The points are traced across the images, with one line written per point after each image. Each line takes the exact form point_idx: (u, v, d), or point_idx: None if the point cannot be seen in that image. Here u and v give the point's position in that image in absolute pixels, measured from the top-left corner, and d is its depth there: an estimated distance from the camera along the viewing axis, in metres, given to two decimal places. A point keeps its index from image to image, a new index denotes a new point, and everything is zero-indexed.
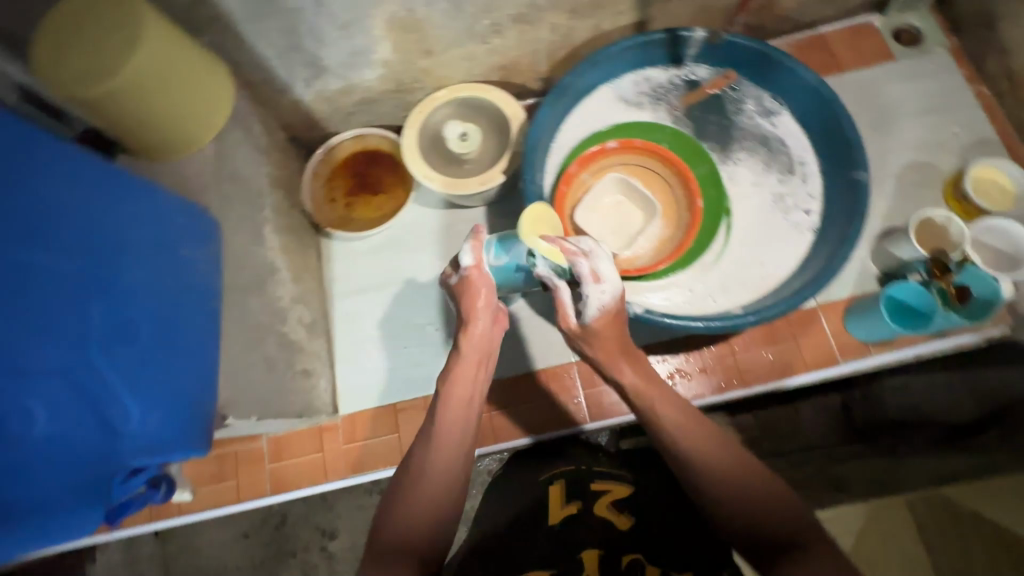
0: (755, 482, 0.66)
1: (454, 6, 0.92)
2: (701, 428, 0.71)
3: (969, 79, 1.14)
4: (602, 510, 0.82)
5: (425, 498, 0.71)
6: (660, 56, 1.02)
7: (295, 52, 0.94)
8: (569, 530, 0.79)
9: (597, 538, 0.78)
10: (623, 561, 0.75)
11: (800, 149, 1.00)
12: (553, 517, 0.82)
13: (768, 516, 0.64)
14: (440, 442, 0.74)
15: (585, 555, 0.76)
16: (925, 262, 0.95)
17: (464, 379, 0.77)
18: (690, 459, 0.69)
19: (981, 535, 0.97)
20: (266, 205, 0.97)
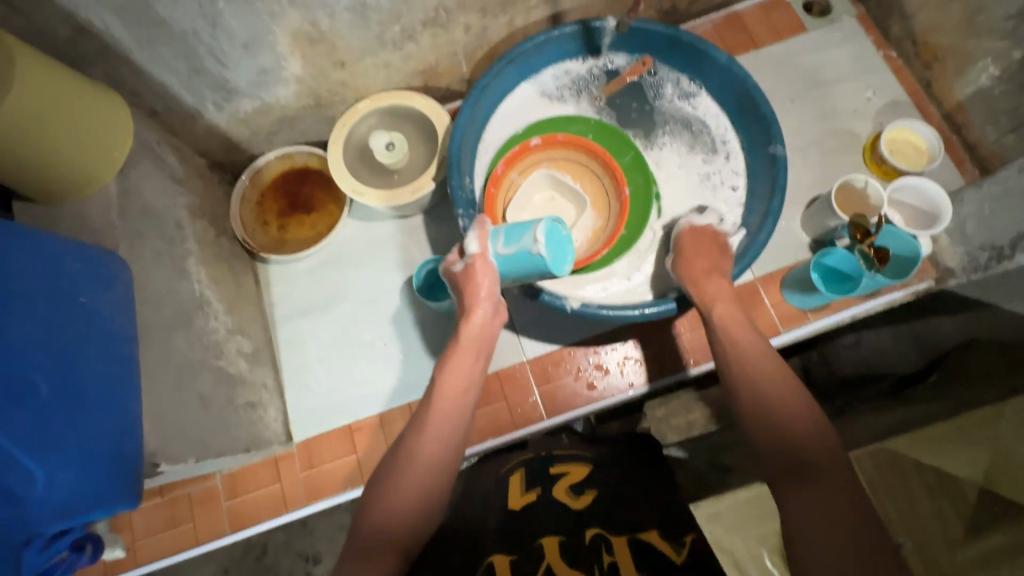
0: (797, 408, 0.66)
1: (358, 15, 0.90)
2: (760, 351, 0.72)
3: (877, 45, 1.18)
4: (564, 496, 0.76)
5: (405, 490, 0.67)
6: (577, 49, 1.03)
7: (198, 76, 0.91)
8: (529, 518, 0.73)
9: (559, 523, 0.71)
10: (586, 538, 0.68)
11: (721, 128, 1.02)
12: (511, 504, 0.76)
13: (798, 453, 0.62)
14: (429, 430, 0.71)
15: (545, 540, 0.68)
16: (848, 227, 0.98)
17: (460, 373, 0.76)
18: (741, 371, 0.71)
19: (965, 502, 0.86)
20: (189, 237, 0.93)
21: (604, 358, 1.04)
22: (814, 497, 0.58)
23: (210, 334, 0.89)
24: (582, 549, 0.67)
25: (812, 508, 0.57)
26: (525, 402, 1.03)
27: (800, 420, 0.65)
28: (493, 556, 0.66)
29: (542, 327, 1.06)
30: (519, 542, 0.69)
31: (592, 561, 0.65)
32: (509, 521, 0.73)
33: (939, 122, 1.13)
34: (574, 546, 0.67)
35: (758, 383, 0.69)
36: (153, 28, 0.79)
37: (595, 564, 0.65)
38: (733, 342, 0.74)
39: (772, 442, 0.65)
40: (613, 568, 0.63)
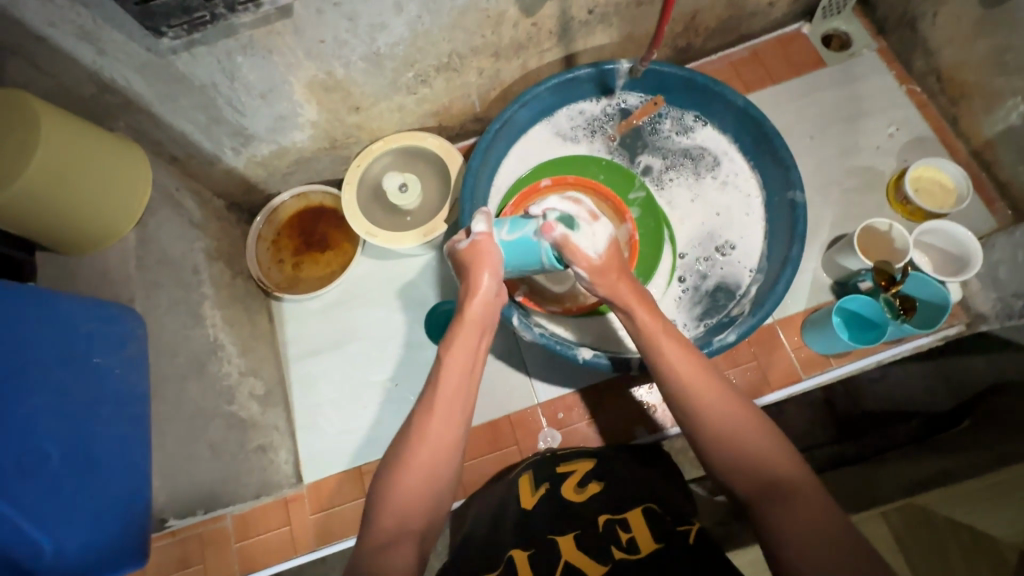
0: (754, 431, 0.62)
1: (373, 64, 0.91)
2: (708, 375, 0.67)
3: (900, 80, 1.15)
4: (570, 493, 0.70)
5: (419, 471, 0.64)
6: (591, 90, 1.02)
7: (217, 125, 0.93)
8: (537, 518, 0.67)
9: (567, 518, 0.66)
10: (599, 524, 0.63)
11: (737, 170, 0.99)
12: (525, 504, 0.70)
13: (765, 470, 0.60)
14: (437, 410, 0.67)
15: (558, 536, 0.63)
16: (872, 271, 0.95)
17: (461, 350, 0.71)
18: (693, 402, 0.65)
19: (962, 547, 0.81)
20: (205, 281, 0.94)
21: (618, 402, 1.02)
22: (798, 519, 0.54)
23: (223, 380, 0.89)
24: (598, 536, 0.62)
25: (798, 535, 0.54)
26: (536, 447, 1.01)
27: (763, 443, 0.61)
28: (513, 550, 0.62)
29: (554, 369, 1.05)
30: (531, 539, 0.63)
31: (610, 543, 0.60)
32: (516, 524, 0.67)
33: (966, 159, 1.10)
34: (590, 537, 0.62)
35: (713, 412, 0.64)
36: (174, 82, 0.81)
37: (613, 545, 0.60)
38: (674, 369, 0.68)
39: (743, 470, 0.61)
40: (633, 548, 0.59)
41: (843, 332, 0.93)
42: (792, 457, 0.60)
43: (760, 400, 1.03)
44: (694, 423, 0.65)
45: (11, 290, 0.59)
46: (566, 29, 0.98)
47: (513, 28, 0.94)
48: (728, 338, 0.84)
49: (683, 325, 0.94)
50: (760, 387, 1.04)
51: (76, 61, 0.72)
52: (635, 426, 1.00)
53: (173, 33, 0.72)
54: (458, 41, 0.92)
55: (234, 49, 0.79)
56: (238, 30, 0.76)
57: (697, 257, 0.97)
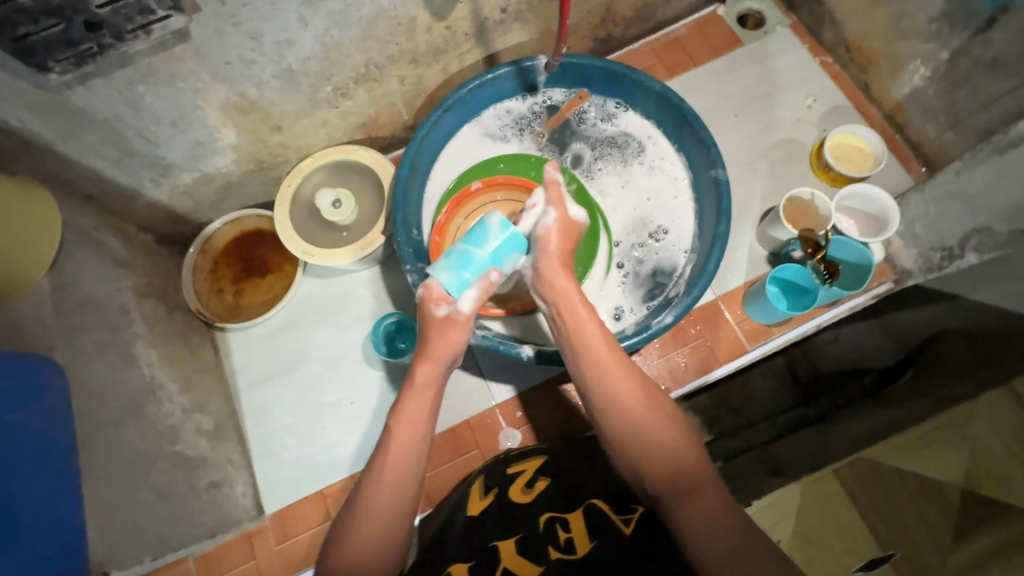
0: (670, 429, 0.64)
1: (287, 81, 0.89)
2: (632, 373, 0.68)
3: (813, 52, 1.19)
4: (518, 495, 0.70)
5: (367, 544, 0.61)
6: (514, 88, 1.02)
7: (130, 157, 0.89)
8: (484, 524, 0.67)
9: (512, 520, 0.66)
10: (541, 524, 0.64)
11: (663, 153, 1.01)
12: (471, 510, 0.70)
13: (677, 464, 0.61)
14: (392, 448, 0.66)
15: (500, 541, 0.63)
16: (798, 240, 0.98)
17: (410, 412, 0.69)
18: (616, 401, 0.66)
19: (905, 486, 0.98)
20: (136, 320, 0.91)
21: (574, 395, 1.03)
22: (706, 513, 0.56)
23: (165, 420, 0.86)
24: (537, 537, 0.62)
25: (705, 524, 0.55)
26: (498, 449, 1.01)
27: (679, 443, 0.63)
28: (452, 564, 0.60)
29: (508, 368, 1.05)
30: (474, 549, 0.63)
31: (548, 543, 0.61)
32: (462, 534, 0.66)
33: (881, 123, 1.14)
34: (530, 538, 0.63)
35: (631, 412, 0.65)
36: (74, 118, 0.78)
37: (550, 545, 0.61)
38: (601, 372, 0.68)
39: (654, 469, 0.62)
40: (570, 547, 0.60)
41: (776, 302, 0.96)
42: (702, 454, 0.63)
43: (710, 375, 1.04)
44: (614, 415, 0.66)
45: None
46: (482, 30, 0.98)
47: (427, 33, 0.93)
48: (665, 320, 0.86)
49: (627, 311, 0.95)
50: (708, 362, 1.04)
51: None
52: None
53: (61, 68, 0.70)
54: (372, 50, 0.92)
55: (134, 79, 0.77)
56: (133, 59, 0.73)
57: (633, 244, 0.98)
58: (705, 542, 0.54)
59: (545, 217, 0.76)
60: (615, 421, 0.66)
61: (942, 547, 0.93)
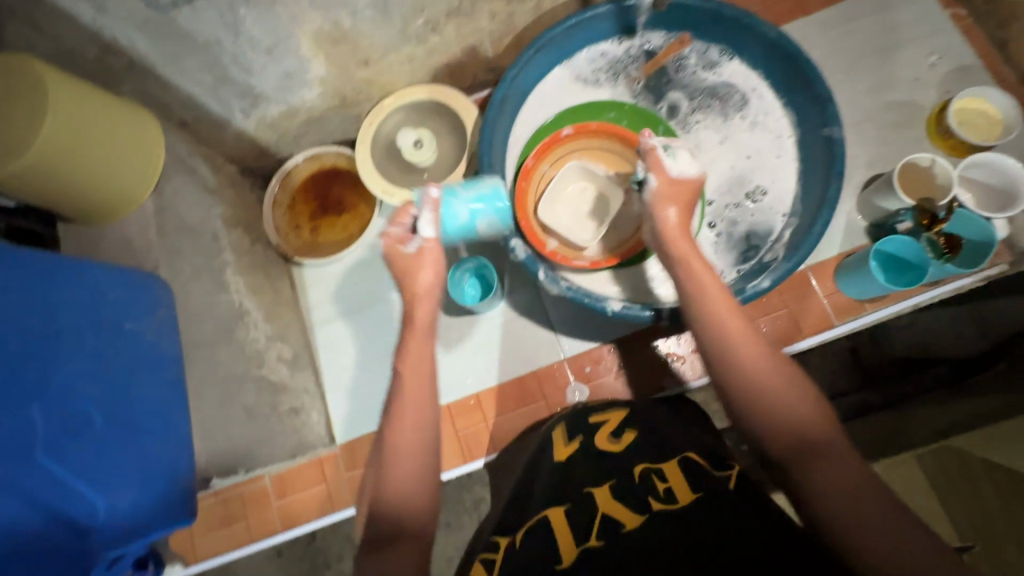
0: (795, 398, 0.58)
1: (381, 11, 0.87)
2: (748, 335, 0.62)
3: (943, 4, 1.07)
4: (605, 443, 0.69)
5: (413, 451, 0.62)
6: (610, 29, 0.96)
7: (225, 85, 0.90)
8: (573, 471, 0.67)
9: (603, 469, 0.66)
10: (636, 474, 0.63)
11: (768, 107, 0.94)
12: (558, 457, 0.71)
13: (805, 433, 0.56)
14: (407, 410, 0.64)
15: (593, 489, 0.63)
16: (912, 210, 0.91)
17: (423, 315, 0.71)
18: (737, 366, 0.61)
19: (994, 480, 0.84)
20: (226, 248, 0.93)
21: (645, 354, 1.00)
22: (838, 488, 0.52)
23: (252, 345, 0.90)
24: (634, 488, 0.61)
25: (838, 498, 0.52)
26: (565, 402, 1.01)
27: (807, 411, 0.57)
28: (549, 510, 0.62)
29: (579, 323, 1.04)
30: (569, 500, 0.63)
31: (646, 494, 0.60)
32: (555, 483, 0.66)
33: (1014, 87, 1.02)
34: (626, 488, 0.62)
35: (753, 378, 0.60)
36: (177, 40, 0.78)
37: (649, 496, 0.60)
38: (717, 337, 0.63)
39: (776, 436, 0.57)
40: (670, 498, 0.58)
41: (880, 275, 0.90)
42: (835, 424, 0.57)
43: (794, 346, 1.00)
44: (730, 384, 0.61)
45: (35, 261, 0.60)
46: None
47: None
48: (761, 284, 0.81)
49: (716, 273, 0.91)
50: (793, 333, 1.00)
51: (76, 19, 0.72)
52: (663, 376, 0.99)
53: None
54: None
55: (236, 0, 0.76)
56: None
57: (727, 204, 0.93)
58: (843, 521, 0.51)
59: (646, 185, 0.75)
60: (734, 390, 0.61)
61: None
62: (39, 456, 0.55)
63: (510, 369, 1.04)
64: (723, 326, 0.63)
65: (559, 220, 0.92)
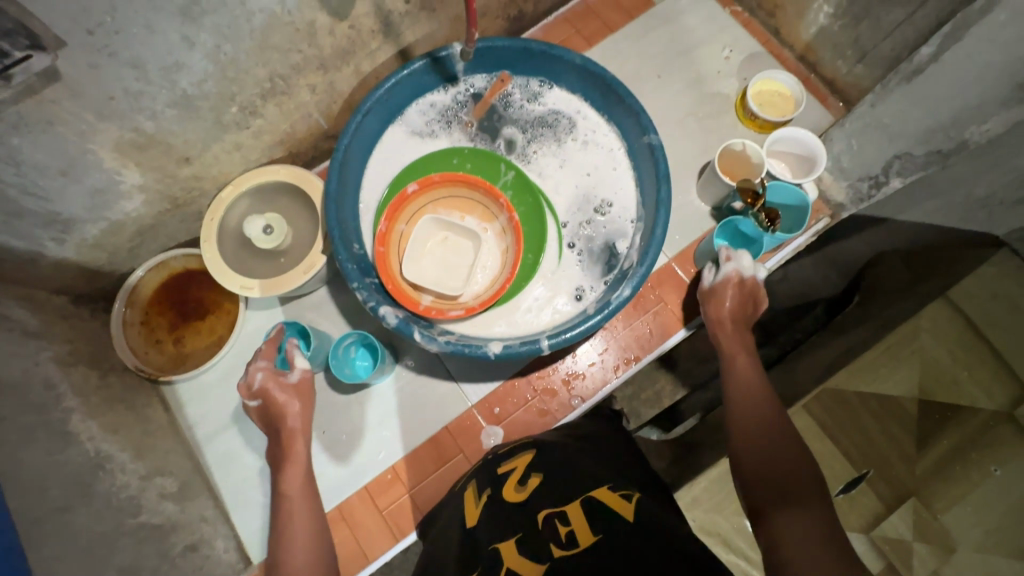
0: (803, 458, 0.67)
1: (185, 108, 0.82)
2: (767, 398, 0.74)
3: (722, 3, 1.21)
4: (512, 494, 0.68)
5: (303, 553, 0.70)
6: (433, 81, 0.99)
7: (22, 218, 0.81)
8: (480, 526, 0.66)
9: (508, 517, 0.65)
10: (540, 522, 0.61)
11: (595, 126, 1.00)
12: (468, 520, 0.68)
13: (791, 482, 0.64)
14: (291, 492, 0.76)
15: (500, 544, 0.60)
16: (737, 192, 0.99)
17: (299, 420, 0.83)
18: (753, 414, 0.73)
19: (869, 408, 1.05)
20: (65, 394, 0.83)
21: (547, 379, 1.02)
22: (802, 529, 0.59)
23: (119, 492, 0.81)
24: (537, 536, 0.59)
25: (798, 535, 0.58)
26: (482, 449, 0.99)
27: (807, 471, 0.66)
28: None
29: (477, 367, 1.03)
30: (474, 562, 0.61)
31: (548, 541, 0.58)
32: (462, 546, 0.64)
33: (795, 64, 1.17)
34: (529, 538, 0.60)
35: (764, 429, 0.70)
36: None
37: (551, 543, 0.58)
38: (741, 387, 0.77)
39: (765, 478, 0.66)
40: (571, 541, 0.57)
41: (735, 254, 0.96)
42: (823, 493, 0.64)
43: (664, 347, 1.04)
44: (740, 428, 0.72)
45: None
46: (389, 24, 0.93)
47: (330, 35, 0.88)
48: (623, 293, 0.86)
49: (587, 290, 0.94)
50: (672, 324, 1.04)
51: None
52: (569, 398, 1.01)
53: None
54: (274, 62, 0.85)
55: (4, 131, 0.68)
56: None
57: (580, 222, 0.97)
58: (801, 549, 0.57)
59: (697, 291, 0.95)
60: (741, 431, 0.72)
61: (908, 457, 1.03)
62: None
63: (420, 431, 1.01)
64: (743, 391, 0.76)
65: (426, 276, 0.91)
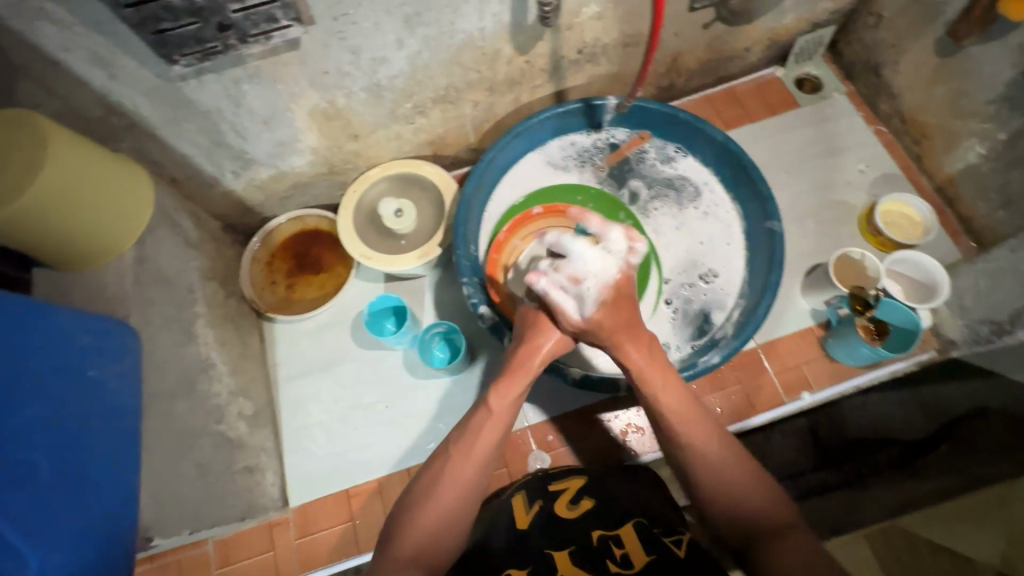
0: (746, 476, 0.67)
1: (373, 94, 0.96)
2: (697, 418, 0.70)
3: (867, 121, 1.24)
4: (566, 511, 0.72)
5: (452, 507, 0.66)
6: (580, 124, 1.07)
7: (219, 148, 0.96)
8: (532, 536, 0.69)
9: (560, 534, 0.68)
10: (593, 539, 0.66)
11: (718, 200, 1.05)
12: (520, 523, 0.71)
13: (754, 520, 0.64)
14: (475, 446, 0.70)
15: (554, 552, 0.65)
16: (847, 297, 1.00)
17: (481, 450, 0.70)
18: (696, 464, 0.68)
19: None
20: (198, 301, 0.95)
21: (605, 425, 1.03)
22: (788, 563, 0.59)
23: (213, 398, 0.90)
24: (592, 552, 0.64)
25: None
26: (526, 470, 1.01)
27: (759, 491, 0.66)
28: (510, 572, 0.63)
29: (544, 391, 1.06)
30: (526, 559, 0.65)
31: (604, 557, 0.63)
32: (512, 544, 0.68)
33: (931, 195, 1.17)
34: (583, 551, 0.65)
35: (715, 474, 0.67)
36: (179, 107, 0.85)
37: (607, 559, 0.63)
38: (667, 426, 0.71)
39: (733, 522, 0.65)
40: (627, 563, 0.62)
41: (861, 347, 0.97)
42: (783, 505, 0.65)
43: (747, 422, 1.04)
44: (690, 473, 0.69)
45: (28, 304, 0.62)
46: (557, 67, 1.04)
47: (507, 65, 0.99)
48: (711, 360, 0.88)
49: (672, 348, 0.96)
50: (745, 410, 1.05)
51: (88, 84, 0.76)
52: (623, 448, 1.01)
53: (184, 61, 0.76)
54: (455, 75, 0.98)
55: (241, 77, 0.83)
56: (246, 60, 0.80)
57: (682, 283, 1.00)
58: None
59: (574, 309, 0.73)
60: (694, 480, 0.68)
61: None
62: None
63: None
64: (683, 445, 0.70)
65: None
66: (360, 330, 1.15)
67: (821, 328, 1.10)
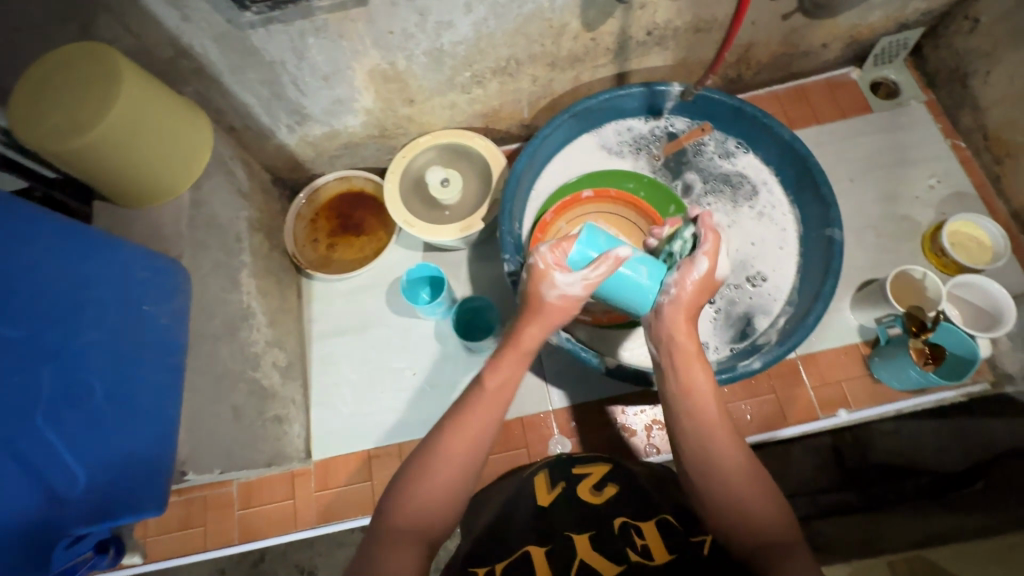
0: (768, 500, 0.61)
1: (434, 60, 0.94)
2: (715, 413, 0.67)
3: (945, 133, 1.16)
4: (589, 495, 0.72)
5: (465, 450, 0.66)
6: (640, 109, 1.04)
7: (278, 101, 0.96)
8: (554, 515, 0.69)
9: (583, 517, 0.68)
10: (615, 527, 0.65)
11: (775, 199, 1.01)
12: (540, 501, 0.72)
13: (763, 531, 0.58)
14: (485, 397, 0.69)
15: (574, 534, 0.65)
16: (902, 317, 0.96)
17: (473, 429, 0.67)
18: (708, 458, 0.64)
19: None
20: (244, 250, 0.96)
21: (630, 418, 1.02)
22: None
23: (250, 346, 0.92)
24: (614, 539, 0.63)
25: None
26: (545, 453, 1.01)
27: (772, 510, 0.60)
28: (529, 546, 0.63)
29: (572, 378, 1.05)
30: (546, 536, 0.66)
31: (626, 546, 0.62)
32: (534, 521, 0.69)
33: (1006, 219, 1.10)
34: (605, 537, 0.64)
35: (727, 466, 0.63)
36: (245, 55, 0.85)
37: (628, 549, 0.62)
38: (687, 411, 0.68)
39: (744, 530, 0.59)
40: (647, 554, 0.61)
41: (912, 371, 0.93)
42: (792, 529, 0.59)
43: (776, 434, 1.02)
44: (695, 466, 0.65)
45: (89, 232, 0.64)
46: (623, 47, 1.01)
47: (573, 41, 0.96)
48: (751, 365, 0.85)
49: (711, 348, 0.94)
50: (776, 420, 1.03)
51: (162, 24, 0.76)
52: (646, 444, 1.00)
53: (256, 9, 0.76)
54: (519, 46, 0.95)
55: (307, 31, 0.83)
56: (314, 12, 0.79)
57: (728, 283, 0.98)
58: None
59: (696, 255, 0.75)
60: (701, 476, 0.64)
61: None
62: (38, 417, 0.55)
63: None
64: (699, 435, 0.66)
65: None
66: (394, 295, 1.16)
67: (867, 346, 1.05)
